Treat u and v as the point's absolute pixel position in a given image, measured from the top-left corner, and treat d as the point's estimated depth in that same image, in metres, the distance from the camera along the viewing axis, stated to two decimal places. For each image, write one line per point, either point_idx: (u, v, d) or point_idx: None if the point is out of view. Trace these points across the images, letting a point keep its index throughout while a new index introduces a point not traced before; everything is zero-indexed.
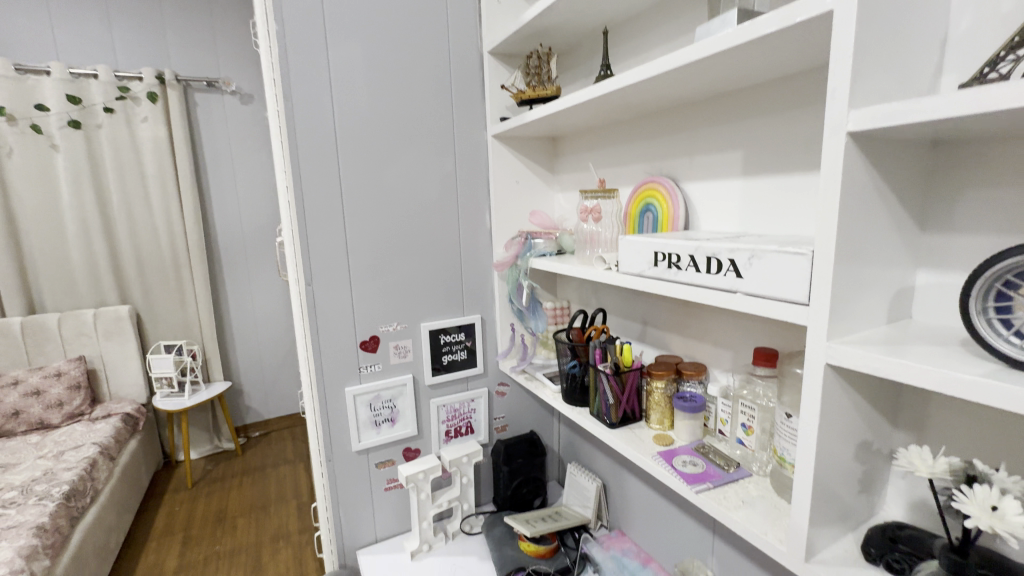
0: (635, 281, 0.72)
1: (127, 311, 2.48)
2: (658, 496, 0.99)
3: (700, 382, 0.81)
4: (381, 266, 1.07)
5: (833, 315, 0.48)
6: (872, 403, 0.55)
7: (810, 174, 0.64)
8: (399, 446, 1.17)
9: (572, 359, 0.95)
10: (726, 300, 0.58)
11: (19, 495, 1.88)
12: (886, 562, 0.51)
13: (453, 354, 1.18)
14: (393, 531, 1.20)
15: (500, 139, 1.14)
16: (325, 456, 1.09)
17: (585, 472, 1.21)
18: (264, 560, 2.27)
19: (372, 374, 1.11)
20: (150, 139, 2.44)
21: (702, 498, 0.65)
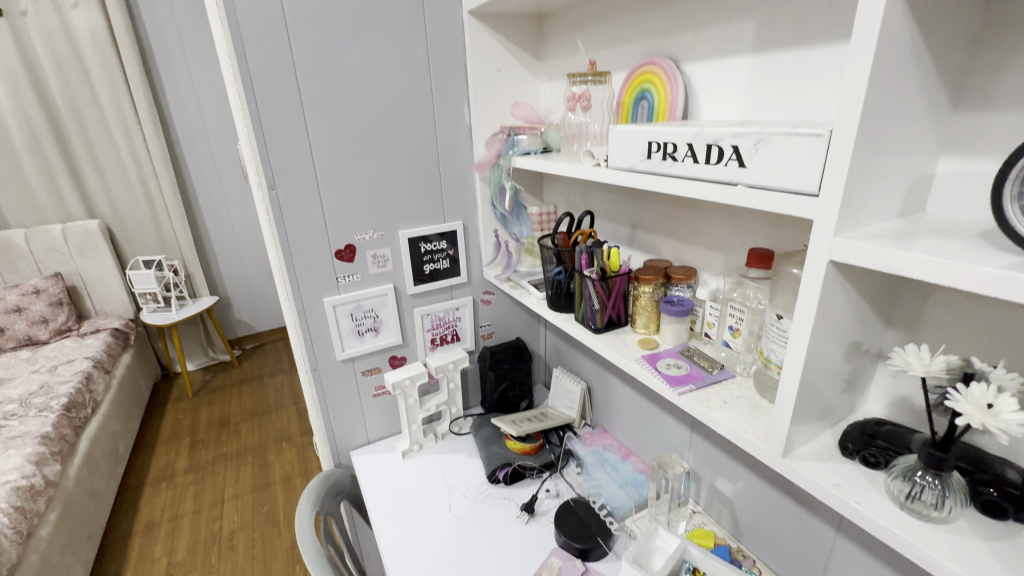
0: (624, 177, 0.66)
1: (97, 227, 2.51)
2: (640, 396, 1.02)
3: (688, 286, 0.78)
4: (351, 169, 0.98)
5: (845, 207, 0.43)
6: (869, 302, 0.52)
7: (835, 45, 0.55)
8: (384, 355, 1.16)
9: (557, 266, 0.91)
10: (725, 194, 0.52)
11: (19, 407, 1.97)
12: (862, 457, 0.52)
13: (435, 262, 1.14)
14: (385, 433, 1.24)
15: (477, 17, 0.99)
16: (310, 366, 1.08)
17: (571, 376, 1.24)
18: (270, 459, 2.42)
19: (351, 284, 1.07)
20: (87, 33, 2.29)
21: (684, 399, 0.65)
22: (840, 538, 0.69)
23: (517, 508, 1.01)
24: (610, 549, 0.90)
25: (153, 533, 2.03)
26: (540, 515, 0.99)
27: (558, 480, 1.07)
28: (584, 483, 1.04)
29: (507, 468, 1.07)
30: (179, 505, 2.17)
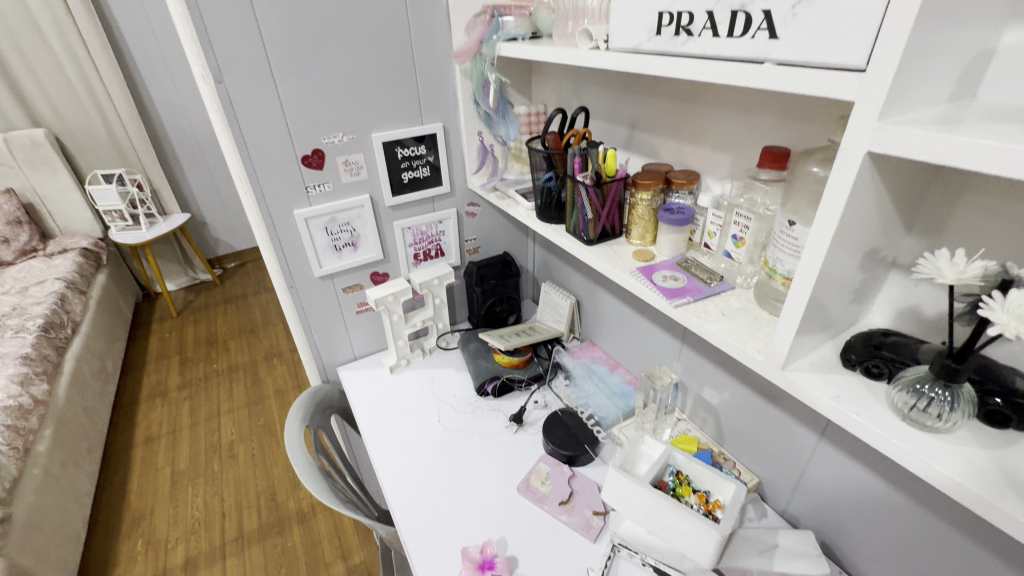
0: (626, 60, 0.56)
1: (43, 136, 2.38)
2: (630, 310, 1.00)
3: (690, 193, 0.72)
4: (310, 59, 0.85)
5: (896, 85, 0.36)
6: (896, 203, 0.47)
7: None
8: (365, 271, 1.11)
9: (548, 171, 0.83)
10: (750, 75, 0.44)
11: None
12: (864, 368, 0.49)
13: (414, 171, 1.04)
14: (371, 349, 1.23)
15: None
16: (286, 284, 1.03)
17: (560, 290, 1.20)
18: (262, 375, 2.46)
19: (323, 195, 0.98)
20: None
21: (680, 312, 0.62)
22: (823, 443, 0.70)
23: (505, 419, 1.02)
24: (596, 455, 0.92)
25: (154, 445, 2.10)
26: (528, 425, 1.01)
27: (546, 391, 1.08)
28: (572, 394, 1.06)
29: (495, 381, 1.07)
30: (177, 419, 2.23)
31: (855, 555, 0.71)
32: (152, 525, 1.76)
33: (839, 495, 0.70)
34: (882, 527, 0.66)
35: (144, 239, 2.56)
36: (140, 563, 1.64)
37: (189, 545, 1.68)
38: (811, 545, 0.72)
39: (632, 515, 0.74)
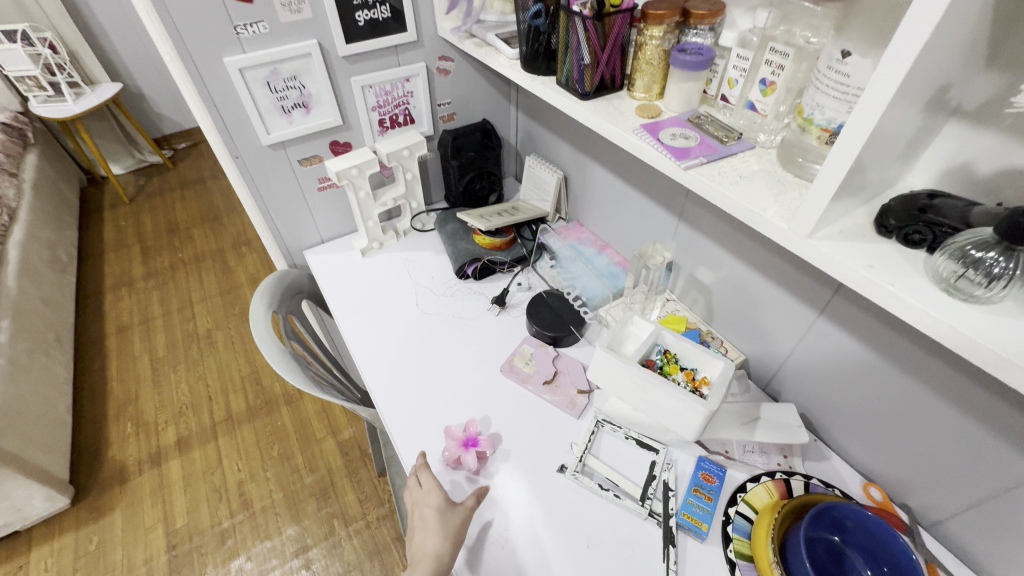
0: None
1: None
2: (624, 184, 0.90)
3: (711, 29, 0.59)
4: None
5: None
6: (992, 18, 0.36)
7: None
8: (324, 139, 0.96)
9: (536, 5, 0.68)
10: None
11: None
12: (903, 235, 0.43)
13: (371, 10, 0.85)
14: (340, 231, 1.13)
15: None
16: (230, 153, 0.88)
17: (546, 165, 1.08)
18: (232, 264, 2.35)
19: (258, 40, 0.80)
20: None
21: (691, 175, 0.53)
22: (821, 320, 0.67)
23: (487, 302, 0.97)
24: (582, 336, 0.90)
25: (127, 335, 2.05)
26: (511, 307, 0.96)
27: (530, 273, 1.02)
28: (557, 276, 1.00)
29: (476, 263, 1.00)
30: (147, 309, 2.15)
31: (832, 423, 0.73)
32: (139, 409, 1.78)
33: (831, 371, 0.69)
34: (868, 399, 0.66)
35: (73, 114, 2.31)
36: (133, 444, 1.68)
37: (180, 427, 1.72)
38: (794, 417, 0.72)
39: (618, 393, 0.73)
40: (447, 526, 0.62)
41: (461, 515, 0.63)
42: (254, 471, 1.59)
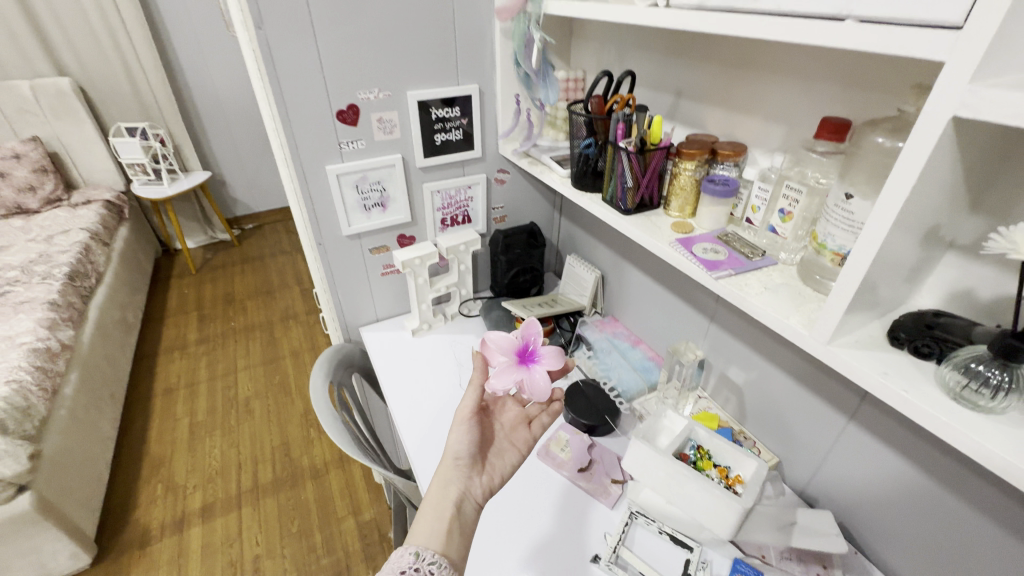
0: (690, 18, 0.54)
1: (68, 85, 2.43)
2: (658, 285, 0.99)
3: (735, 166, 0.70)
4: (350, 7, 0.83)
5: (997, 44, 0.33)
6: (969, 180, 0.44)
7: None
8: (393, 232, 1.11)
9: (588, 138, 0.81)
10: (830, 36, 0.42)
11: (22, 274, 1.98)
12: (913, 347, 0.49)
13: (447, 133, 1.03)
14: (393, 312, 1.24)
15: None
16: (315, 240, 1.03)
17: (585, 264, 1.19)
18: (278, 336, 2.49)
19: (356, 152, 0.97)
20: None
21: (722, 284, 0.61)
22: (852, 426, 0.70)
23: None
24: (616, 427, 0.93)
25: (172, 396, 2.15)
26: None
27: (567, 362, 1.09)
28: (593, 366, 1.06)
29: None
30: (194, 372, 2.28)
31: (869, 534, 0.72)
32: (171, 472, 1.82)
33: (863, 477, 0.70)
34: (904, 510, 0.66)
35: (164, 194, 2.65)
36: (159, 506, 1.70)
37: (206, 493, 1.74)
38: (831, 524, 0.72)
39: (652, 484, 0.75)
40: (457, 441, 0.67)
41: (467, 427, 0.68)
42: (272, 546, 1.57)
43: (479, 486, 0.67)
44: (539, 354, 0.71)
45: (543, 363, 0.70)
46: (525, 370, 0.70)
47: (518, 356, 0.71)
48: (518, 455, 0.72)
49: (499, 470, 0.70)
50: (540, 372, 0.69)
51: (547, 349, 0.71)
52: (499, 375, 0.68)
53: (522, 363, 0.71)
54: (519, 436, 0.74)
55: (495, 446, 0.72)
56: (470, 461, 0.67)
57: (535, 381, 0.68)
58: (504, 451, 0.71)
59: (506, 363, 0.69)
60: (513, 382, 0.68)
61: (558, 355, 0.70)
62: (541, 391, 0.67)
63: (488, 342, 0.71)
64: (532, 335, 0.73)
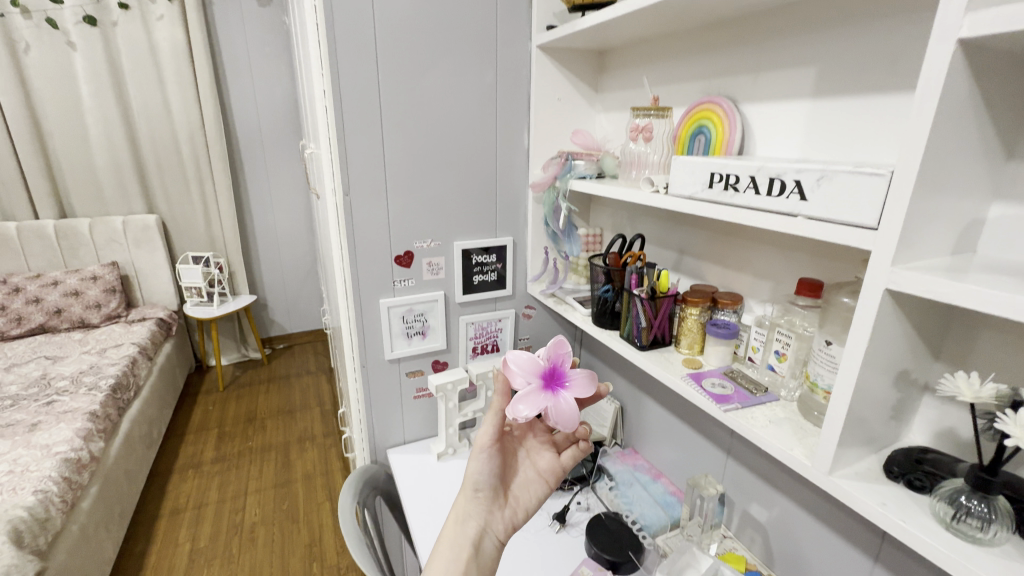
0: (684, 204, 0.71)
1: (155, 221, 2.66)
2: (675, 418, 1.05)
3: (734, 311, 0.82)
4: (418, 179, 1.06)
5: (903, 241, 0.47)
6: (921, 334, 0.55)
7: (910, 97, 0.57)
8: (428, 358, 1.22)
9: (606, 284, 0.95)
10: (785, 224, 0.57)
11: (71, 383, 2.07)
12: (907, 481, 0.54)
13: (484, 274, 1.20)
14: (421, 435, 1.29)
15: (546, 51, 1.07)
16: (360, 363, 1.14)
17: (605, 395, 1.26)
18: (293, 459, 2.47)
19: (406, 288, 1.13)
20: (167, 41, 2.48)
21: (729, 416, 0.68)
22: (878, 569, 0.70)
23: (548, 517, 1.04)
24: (641, 564, 0.92)
25: (178, 517, 2.10)
26: (570, 526, 1.02)
27: (589, 493, 1.11)
28: (615, 499, 1.07)
29: None
30: (204, 494, 2.23)
31: None
32: None
33: None
34: None
35: (211, 315, 2.77)
36: None
37: None
38: None
39: None
40: (476, 474, 0.67)
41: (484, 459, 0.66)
42: None
43: (501, 520, 0.67)
44: (567, 377, 0.64)
45: (571, 389, 0.63)
46: (551, 396, 0.63)
47: (544, 379, 0.64)
48: (545, 487, 0.70)
49: (524, 504, 0.69)
50: (568, 400, 0.62)
51: (576, 372, 0.64)
52: (521, 404, 0.61)
53: (548, 388, 0.63)
54: (544, 465, 0.70)
55: (519, 477, 0.70)
56: (489, 494, 0.67)
57: (562, 409, 0.61)
58: (529, 483, 0.70)
59: (531, 389, 0.62)
60: (537, 412, 0.60)
61: (589, 379, 0.64)
62: (569, 419, 0.61)
63: (510, 363, 0.63)
64: (560, 356, 0.65)
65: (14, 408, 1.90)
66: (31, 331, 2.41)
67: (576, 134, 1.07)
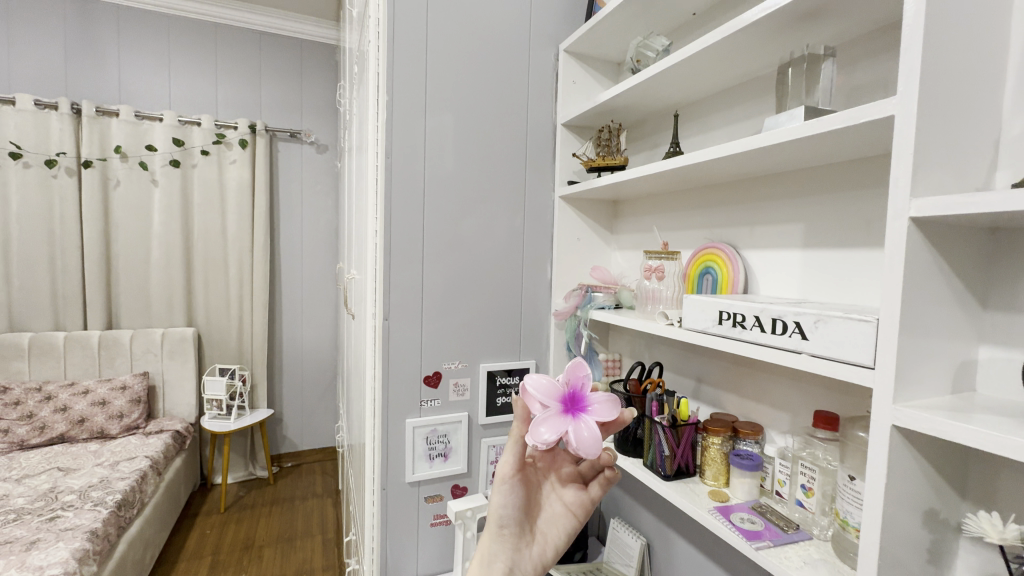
0: (699, 337, 0.78)
1: (191, 333, 2.81)
2: (706, 557, 0.99)
3: (756, 442, 0.83)
4: (451, 305, 1.17)
5: (900, 380, 0.52)
6: (941, 472, 0.57)
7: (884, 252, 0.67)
8: (448, 482, 1.21)
9: (628, 409, 0.98)
10: (792, 360, 0.63)
11: (77, 498, 1.98)
12: None
13: (507, 396, 1.24)
14: (435, 569, 1.21)
15: (566, 200, 1.25)
16: (380, 485, 1.13)
17: (629, 529, 1.20)
18: None
19: (432, 408, 1.17)
20: (236, 180, 2.88)
21: (762, 554, 0.67)
22: None
23: None
24: None
25: None
26: None
27: None
28: None
29: None
30: None
31: None
32: None
33: None
34: None
35: (223, 428, 2.67)
36: None
37: None
38: None
39: None
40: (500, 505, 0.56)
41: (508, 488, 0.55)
42: None
43: (529, 561, 0.56)
44: (588, 401, 0.54)
45: (594, 413, 0.53)
46: (573, 420, 0.52)
47: (562, 404, 0.54)
48: (576, 522, 0.59)
49: (553, 541, 0.58)
50: (590, 425, 0.51)
51: (598, 394, 0.54)
52: (539, 427, 0.51)
53: (568, 412, 0.54)
54: (574, 496, 0.59)
55: (546, 510, 0.59)
56: (515, 532, 0.56)
57: (586, 434, 0.51)
58: (558, 517, 0.58)
59: (549, 412, 0.52)
60: (556, 437, 0.50)
61: (612, 403, 0.53)
62: (595, 448, 0.50)
63: (526, 385, 0.54)
64: (580, 378, 0.56)
65: (15, 524, 1.81)
66: (50, 441, 2.39)
67: (594, 270, 1.18)
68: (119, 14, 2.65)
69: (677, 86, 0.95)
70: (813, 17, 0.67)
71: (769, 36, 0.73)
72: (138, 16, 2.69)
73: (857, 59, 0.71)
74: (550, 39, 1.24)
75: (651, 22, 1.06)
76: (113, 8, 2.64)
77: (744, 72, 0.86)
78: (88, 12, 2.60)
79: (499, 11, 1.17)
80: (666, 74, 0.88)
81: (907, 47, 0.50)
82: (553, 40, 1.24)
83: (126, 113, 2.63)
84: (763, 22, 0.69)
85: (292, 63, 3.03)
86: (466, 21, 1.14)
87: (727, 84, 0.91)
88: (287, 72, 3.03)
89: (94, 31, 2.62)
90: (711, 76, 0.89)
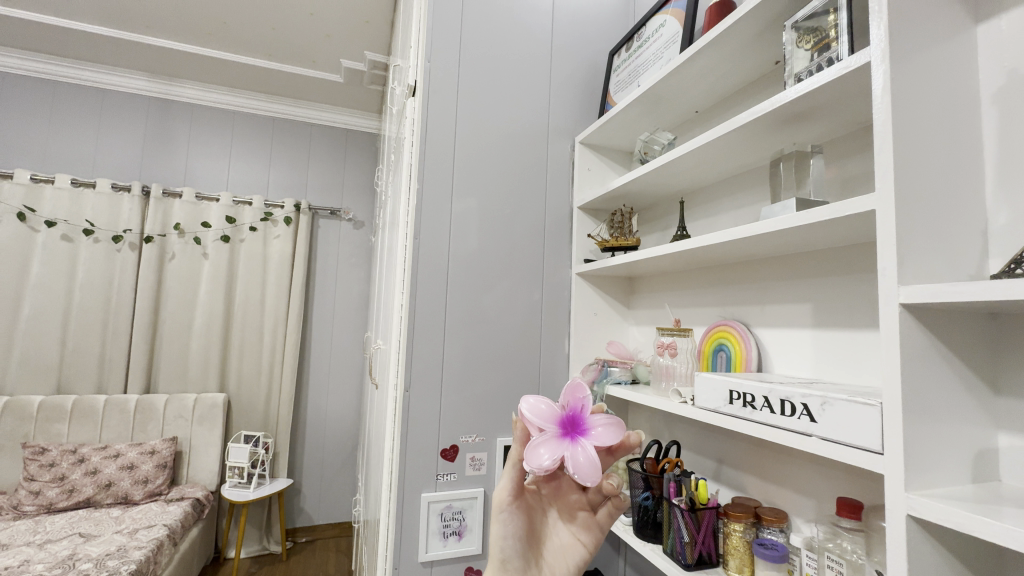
0: (712, 416, 0.78)
1: (222, 399, 2.89)
2: None
3: (781, 530, 0.79)
4: (469, 377, 1.20)
5: (910, 468, 0.51)
6: (972, 568, 0.53)
7: None
8: (462, 564, 1.17)
9: (645, 491, 0.96)
10: (802, 441, 0.63)
11: (93, 567, 1.94)
12: None
13: None
14: None
15: (583, 277, 1.31)
16: (392, 564, 1.10)
17: None
18: None
19: (448, 483, 1.16)
20: (278, 252, 3.10)
21: None
22: None
23: None
24: None
25: None
26: None
27: None
28: None
29: None
30: None
31: None
32: None
33: None
34: None
35: (242, 498, 2.65)
36: None
37: None
38: None
39: None
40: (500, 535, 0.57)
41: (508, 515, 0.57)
42: None
43: None
44: (588, 424, 0.55)
45: (592, 437, 0.53)
46: (570, 443, 0.53)
47: (561, 426, 0.55)
48: (583, 552, 0.59)
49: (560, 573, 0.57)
50: (587, 449, 0.52)
51: (599, 418, 0.54)
52: (537, 450, 0.52)
53: (566, 436, 0.54)
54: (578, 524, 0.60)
55: (551, 542, 0.59)
56: (519, 565, 0.56)
57: (582, 457, 0.51)
58: (563, 548, 0.59)
59: (546, 435, 0.54)
60: (552, 461, 0.51)
61: (613, 426, 0.53)
62: (592, 472, 0.50)
63: (525, 410, 0.56)
64: (579, 401, 0.57)
65: None
66: (76, 505, 2.42)
67: (611, 345, 1.21)
68: (193, 111, 3.04)
69: (683, 175, 1.02)
70: (800, 119, 0.74)
71: (761, 134, 0.80)
72: (209, 113, 3.08)
73: (847, 153, 0.77)
74: (567, 133, 1.36)
75: (658, 119, 1.17)
76: (189, 106, 3.03)
77: (744, 163, 0.92)
78: (168, 110, 2.99)
79: (520, 110, 1.31)
80: (671, 165, 0.96)
81: (880, 150, 0.55)
82: (569, 134, 1.37)
83: (188, 194, 2.93)
84: (753, 123, 0.76)
85: (337, 149, 3.35)
86: (490, 119, 1.27)
87: (728, 173, 0.98)
88: (332, 157, 3.34)
89: (170, 125, 2.99)
90: (712, 167, 0.96)
